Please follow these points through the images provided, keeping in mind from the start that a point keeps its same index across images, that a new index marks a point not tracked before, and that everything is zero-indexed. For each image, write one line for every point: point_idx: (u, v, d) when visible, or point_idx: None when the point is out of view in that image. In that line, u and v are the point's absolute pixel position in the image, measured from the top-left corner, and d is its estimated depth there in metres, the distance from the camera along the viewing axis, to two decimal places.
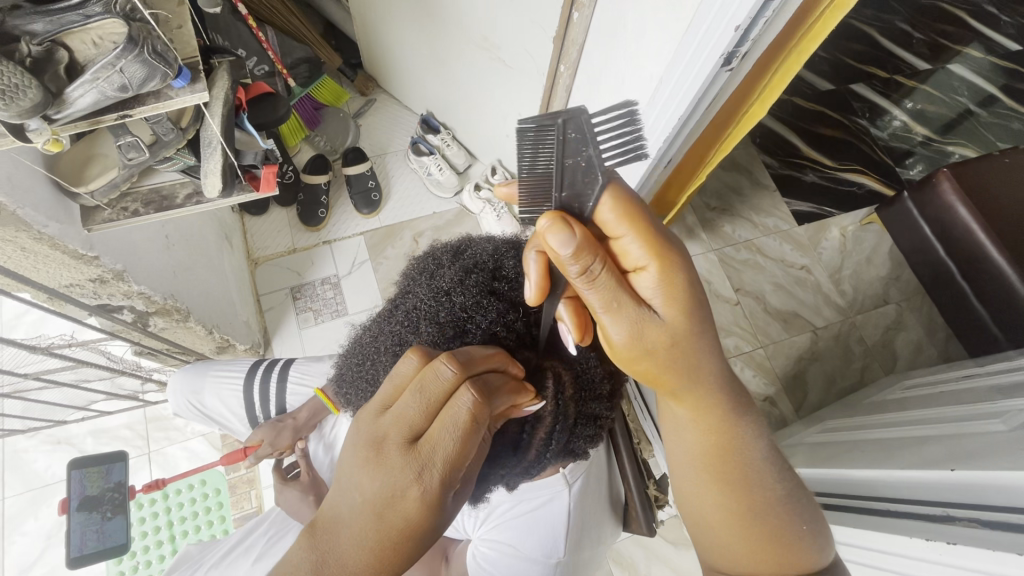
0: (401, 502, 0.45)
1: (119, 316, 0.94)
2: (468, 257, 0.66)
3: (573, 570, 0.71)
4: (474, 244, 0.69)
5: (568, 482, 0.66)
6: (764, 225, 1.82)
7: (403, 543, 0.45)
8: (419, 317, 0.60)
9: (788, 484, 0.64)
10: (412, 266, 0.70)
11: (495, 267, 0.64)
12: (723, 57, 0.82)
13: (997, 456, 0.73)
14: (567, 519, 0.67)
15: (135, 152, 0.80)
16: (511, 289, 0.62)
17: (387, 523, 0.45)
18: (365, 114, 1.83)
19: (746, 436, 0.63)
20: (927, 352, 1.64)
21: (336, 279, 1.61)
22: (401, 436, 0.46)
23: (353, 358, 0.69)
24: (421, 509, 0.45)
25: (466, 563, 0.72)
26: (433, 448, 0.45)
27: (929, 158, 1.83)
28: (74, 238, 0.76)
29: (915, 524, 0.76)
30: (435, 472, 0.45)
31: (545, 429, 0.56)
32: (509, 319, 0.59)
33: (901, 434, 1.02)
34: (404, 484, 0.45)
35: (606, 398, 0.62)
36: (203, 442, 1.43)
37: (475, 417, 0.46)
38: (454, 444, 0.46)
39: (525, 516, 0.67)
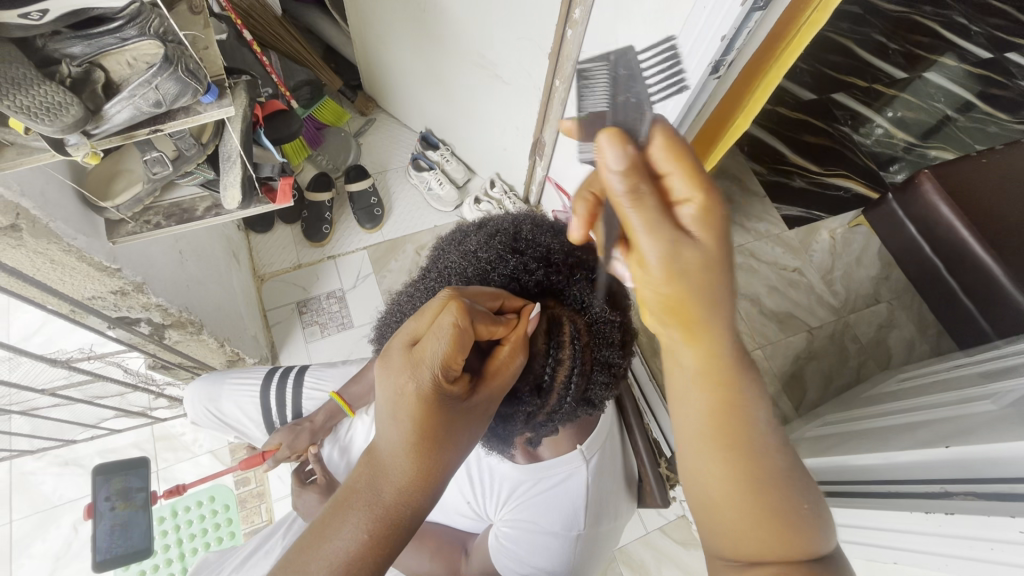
0: (413, 401, 0.49)
1: (138, 329, 0.96)
2: (491, 226, 0.69)
3: (593, 545, 0.73)
4: (495, 219, 0.72)
5: (585, 459, 0.69)
6: (756, 228, 1.87)
7: (419, 435, 0.49)
8: (450, 274, 0.64)
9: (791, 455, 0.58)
10: (441, 241, 0.73)
11: (515, 231, 0.66)
12: (711, 65, 0.87)
13: (987, 433, 0.77)
14: (586, 494, 0.69)
15: (160, 167, 0.84)
16: (533, 247, 0.63)
17: (407, 426, 0.49)
18: (366, 132, 1.89)
19: (759, 400, 0.58)
20: (920, 348, 1.68)
21: (341, 293, 1.64)
22: (404, 343, 0.51)
23: (391, 320, 0.71)
24: (427, 407, 0.49)
25: (489, 546, 0.74)
26: (426, 350, 0.49)
27: (913, 161, 1.90)
28: (100, 251, 0.79)
29: (915, 501, 0.79)
30: (427, 373, 0.49)
31: (564, 372, 0.57)
32: (530, 271, 0.60)
33: (897, 422, 1.06)
34: (406, 381, 0.49)
35: (619, 346, 0.63)
36: (212, 458, 1.44)
37: (459, 324, 0.48)
38: (442, 344, 0.48)
39: (542, 495, 0.69)
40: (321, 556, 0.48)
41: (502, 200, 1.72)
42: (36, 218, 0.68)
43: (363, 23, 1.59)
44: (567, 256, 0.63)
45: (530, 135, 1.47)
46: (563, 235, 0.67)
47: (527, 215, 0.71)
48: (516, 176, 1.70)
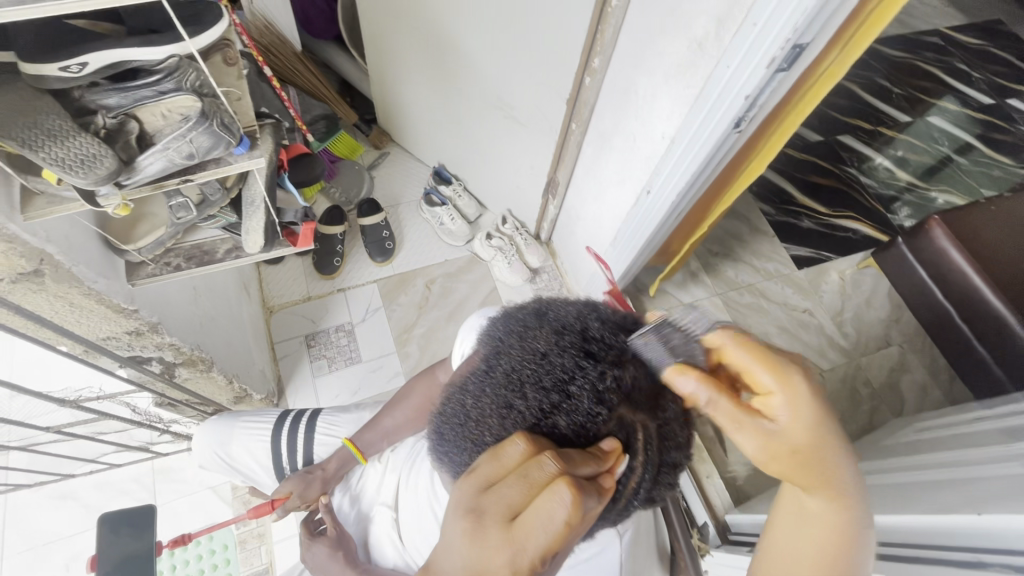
0: None
1: (148, 367, 0.95)
2: (552, 316, 0.60)
3: None
4: (552, 306, 0.63)
5: (619, 536, 0.65)
6: (766, 268, 1.87)
7: None
8: (522, 381, 0.54)
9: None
10: (492, 328, 0.64)
11: (583, 327, 0.58)
12: (734, 121, 0.88)
13: (1018, 499, 0.75)
14: (616, 570, 0.67)
15: (185, 212, 0.84)
16: (605, 349, 0.55)
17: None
18: (379, 166, 1.91)
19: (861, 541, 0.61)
20: (933, 393, 1.66)
21: (350, 326, 1.63)
22: (500, 513, 0.46)
23: (449, 420, 0.59)
24: None
25: None
26: (528, 537, 0.44)
27: (918, 203, 1.92)
28: (119, 293, 0.78)
29: (949, 571, 0.75)
30: (526, 559, 0.44)
31: (636, 480, 0.53)
32: (615, 383, 0.53)
33: (918, 478, 1.04)
34: (500, 561, 0.44)
35: (686, 446, 0.58)
36: (212, 494, 1.40)
37: (572, 520, 0.44)
38: (550, 536, 0.44)
39: (571, 569, 0.67)
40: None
41: (514, 237, 1.73)
42: (59, 263, 0.68)
43: (382, 63, 1.63)
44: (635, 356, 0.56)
45: (544, 175, 1.49)
46: (629, 330, 0.60)
47: (583, 306, 0.62)
48: (528, 212, 1.71)
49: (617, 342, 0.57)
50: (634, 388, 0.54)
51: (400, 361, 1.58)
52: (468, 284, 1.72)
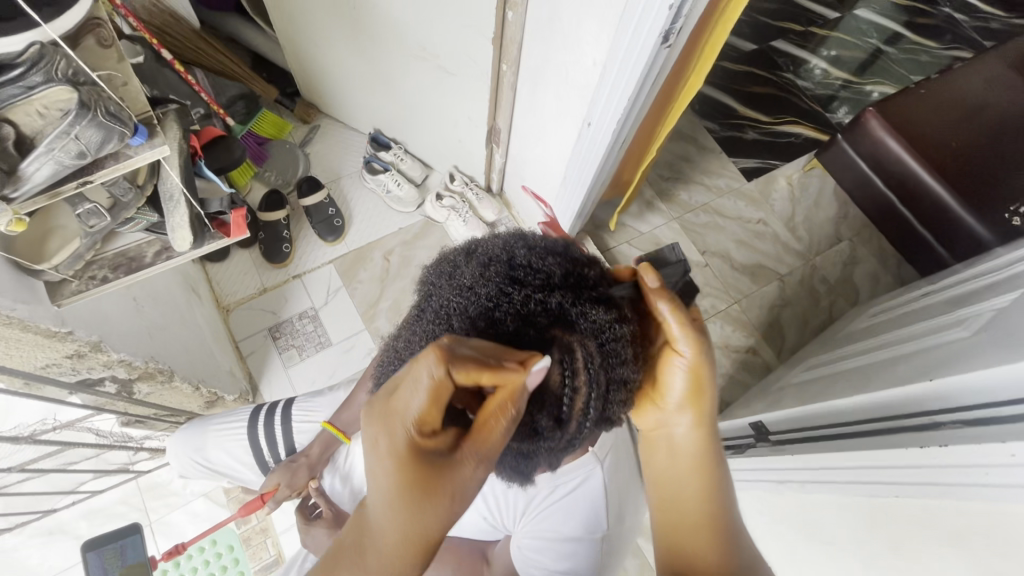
0: (393, 450, 0.50)
1: (102, 388, 0.91)
2: (480, 252, 0.61)
3: (617, 541, 0.74)
4: (481, 244, 0.64)
5: (598, 459, 0.69)
6: (717, 185, 1.89)
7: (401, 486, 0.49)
8: (449, 315, 0.57)
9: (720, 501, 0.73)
10: (428, 270, 0.66)
11: (509, 257, 0.58)
12: (661, 36, 0.85)
13: (965, 361, 0.81)
14: (603, 493, 0.70)
15: (96, 219, 0.77)
16: (533, 275, 0.56)
17: (390, 482, 0.50)
18: (312, 141, 1.80)
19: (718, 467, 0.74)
20: (884, 279, 1.75)
21: (313, 311, 1.59)
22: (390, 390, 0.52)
23: (398, 360, 0.64)
24: (405, 458, 0.49)
25: (511, 557, 0.73)
26: (403, 404, 0.50)
27: (853, 99, 1.98)
28: (45, 317, 0.73)
29: (912, 436, 0.81)
30: (402, 425, 0.50)
31: (581, 400, 0.54)
32: (540, 305, 0.54)
33: (876, 358, 1.11)
34: (388, 432, 0.51)
35: (632, 362, 0.58)
36: (206, 501, 1.39)
37: (432, 381, 0.48)
38: (415, 398, 0.49)
39: (563, 501, 0.69)
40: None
41: (464, 192, 1.67)
42: None
43: (293, 27, 1.51)
44: (567, 278, 0.57)
45: (484, 124, 1.43)
46: (559, 254, 0.60)
47: (511, 237, 0.63)
48: (475, 166, 1.66)
49: (544, 267, 0.57)
50: (565, 306, 0.55)
51: (371, 337, 1.56)
52: (427, 249, 1.69)
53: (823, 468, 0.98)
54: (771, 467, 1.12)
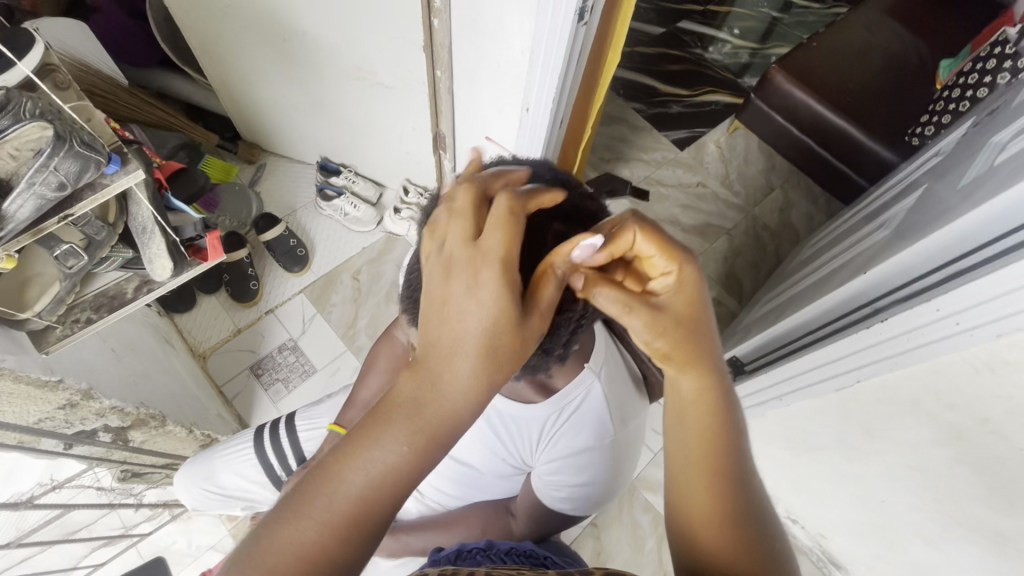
0: (478, 295, 0.47)
1: (98, 439, 0.90)
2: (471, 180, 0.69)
3: (624, 447, 0.79)
4: (478, 173, 0.74)
5: (595, 372, 0.72)
6: (654, 158, 2.02)
7: (482, 335, 0.47)
8: None
9: (742, 475, 0.58)
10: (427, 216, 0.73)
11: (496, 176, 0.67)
12: (577, 13, 0.94)
13: (890, 252, 0.93)
14: (605, 404, 0.74)
15: (75, 258, 0.78)
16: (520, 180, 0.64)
17: (471, 331, 0.47)
18: (260, 180, 1.82)
19: (736, 434, 0.59)
20: (817, 217, 1.92)
21: (292, 342, 1.59)
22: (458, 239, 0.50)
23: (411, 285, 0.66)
24: (493, 300, 0.47)
25: (534, 486, 0.79)
26: (484, 241, 0.48)
27: (760, 64, 2.17)
28: (34, 366, 0.74)
29: (860, 327, 0.91)
30: (485, 265, 0.48)
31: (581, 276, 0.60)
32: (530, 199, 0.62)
33: (821, 276, 1.22)
34: (463, 277, 0.48)
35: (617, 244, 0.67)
36: (214, 552, 1.35)
37: (512, 212, 0.49)
38: (499, 236, 0.48)
39: (571, 420, 0.72)
40: (345, 482, 0.47)
41: (421, 202, 1.70)
42: None
43: (226, 71, 1.55)
44: (555, 180, 0.66)
45: (428, 132, 1.49)
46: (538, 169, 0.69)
47: (498, 163, 0.74)
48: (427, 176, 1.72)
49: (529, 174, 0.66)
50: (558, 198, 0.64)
51: (354, 357, 1.57)
52: (394, 263, 1.73)
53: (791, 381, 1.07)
54: (752, 393, 1.21)
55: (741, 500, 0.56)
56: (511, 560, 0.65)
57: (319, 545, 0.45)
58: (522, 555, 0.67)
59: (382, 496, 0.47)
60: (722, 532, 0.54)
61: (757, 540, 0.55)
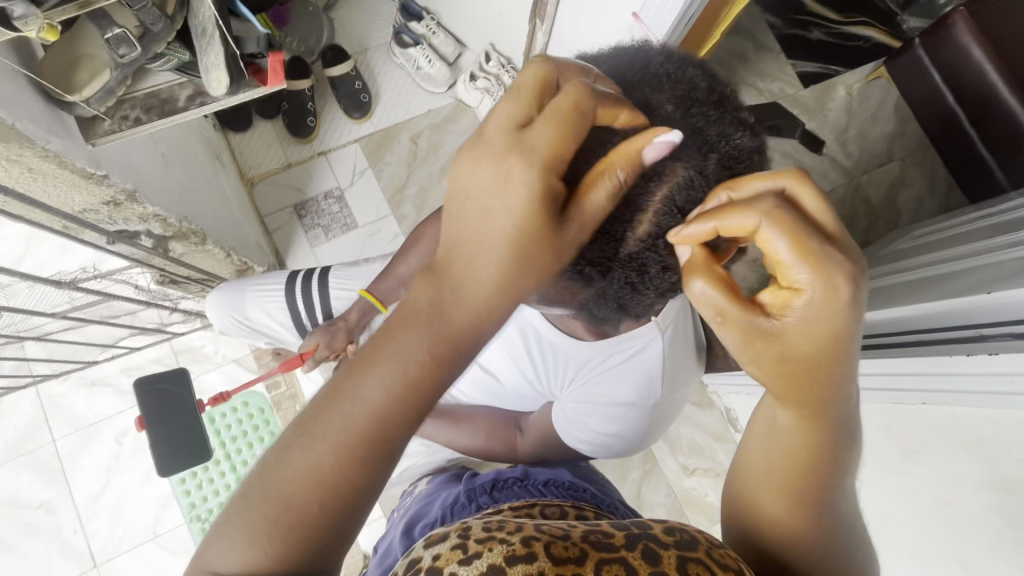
0: (520, 199, 0.44)
1: (139, 242, 0.90)
2: (608, 63, 0.58)
3: (662, 409, 0.78)
4: (603, 56, 0.60)
5: (661, 330, 0.67)
6: (770, 89, 1.74)
7: (512, 241, 0.45)
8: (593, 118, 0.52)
9: (831, 495, 0.55)
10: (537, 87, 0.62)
11: (645, 68, 0.56)
12: None
13: (1022, 276, 0.79)
14: (659, 364, 0.71)
15: (126, 47, 0.72)
16: (675, 86, 0.54)
17: (505, 237, 0.45)
18: (335, 5, 1.63)
19: (839, 456, 0.54)
20: (929, 204, 1.68)
21: (339, 191, 1.54)
22: (505, 125, 0.45)
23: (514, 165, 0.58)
24: (533, 206, 0.44)
25: (555, 415, 0.81)
26: (536, 134, 0.44)
27: (936, 1, 1.77)
28: (80, 154, 0.72)
29: (946, 347, 0.81)
30: (533, 161, 0.43)
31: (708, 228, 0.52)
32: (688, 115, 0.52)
33: (918, 276, 1.08)
34: (506, 175, 0.44)
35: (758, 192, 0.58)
36: (236, 366, 1.44)
37: (579, 104, 0.44)
38: (553, 131, 0.43)
39: (615, 369, 0.70)
40: (357, 386, 0.47)
41: (501, 74, 1.54)
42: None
43: None
44: (709, 94, 0.55)
45: None
46: (693, 68, 0.57)
47: (635, 47, 0.60)
48: (513, 46, 1.52)
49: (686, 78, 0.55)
50: (705, 125, 0.53)
51: (397, 223, 1.53)
52: (456, 135, 1.60)
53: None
54: None
55: (824, 512, 0.55)
56: (548, 493, 0.69)
57: (334, 444, 0.47)
58: (560, 488, 0.71)
59: (396, 412, 0.47)
60: (791, 536, 0.56)
61: (827, 548, 0.56)
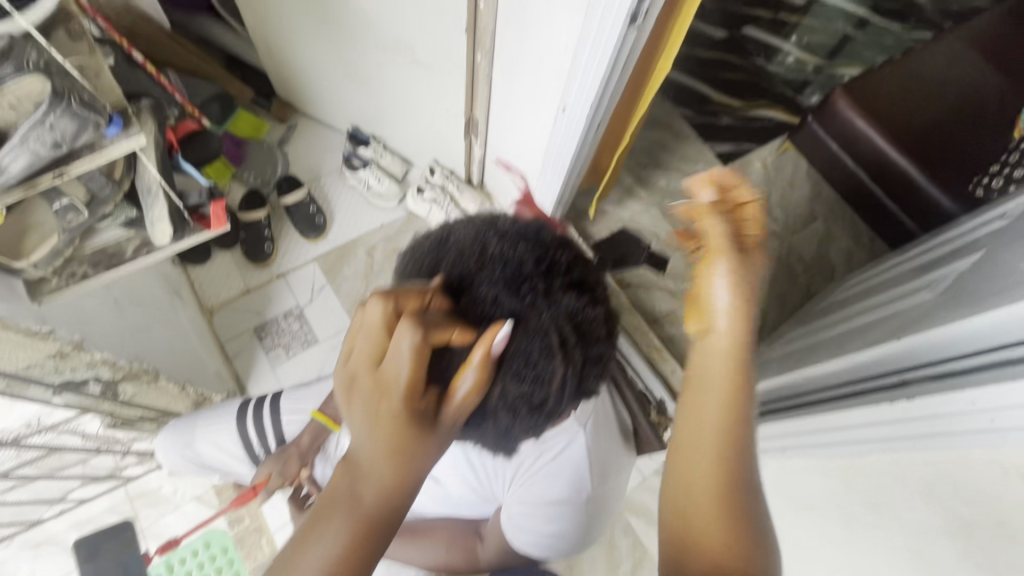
0: (390, 421, 0.50)
1: (87, 390, 0.90)
2: (457, 238, 0.64)
3: (601, 503, 0.81)
4: (457, 229, 0.66)
5: (580, 423, 0.75)
6: (693, 170, 1.92)
7: (397, 448, 0.50)
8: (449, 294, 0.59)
9: (754, 502, 0.56)
10: (410, 255, 0.68)
11: (480, 247, 0.61)
12: (630, 15, 0.87)
13: (933, 319, 0.85)
14: (587, 455, 0.76)
15: (74, 214, 0.80)
16: (508, 266, 0.59)
17: (385, 451, 0.50)
18: (289, 140, 1.79)
19: (750, 469, 0.58)
20: (858, 255, 1.81)
21: (298, 310, 1.58)
22: (365, 363, 0.52)
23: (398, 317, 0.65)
24: (404, 425, 0.50)
25: (503, 526, 0.81)
26: (391, 371, 0.50)
27: (826, 82, 2.03)
28: (25, 315, 0.75)
29: (880, 395, 0.84)
30: (395, 395, 0.50)
31: (557, 382, 0.58)
32: (520, 293, 0.58)
33: (852, 327, 1.14)
34: (375, 403, 0.50)
35: (603, 338, 0.63)
36: (197, 504, 1.37)
37: (418, 345, 0.49)
38: (408, 367, 0.49)
39: (548, 465, 0.76)
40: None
41: (446, 185, 1.68)
42: None
43: (265, 26, 1.51)
44: (538, 266, 0.60)
45: (461, 116, 1.44)
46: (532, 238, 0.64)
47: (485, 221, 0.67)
48: (455, 159, 1.67)
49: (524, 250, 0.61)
50: (537, 298, 0.58)
51: None
52: (410, 244, 1.69)
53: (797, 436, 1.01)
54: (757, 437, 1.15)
55: (752, 520, 0.55)
56: None
57: None
58: None
59: None
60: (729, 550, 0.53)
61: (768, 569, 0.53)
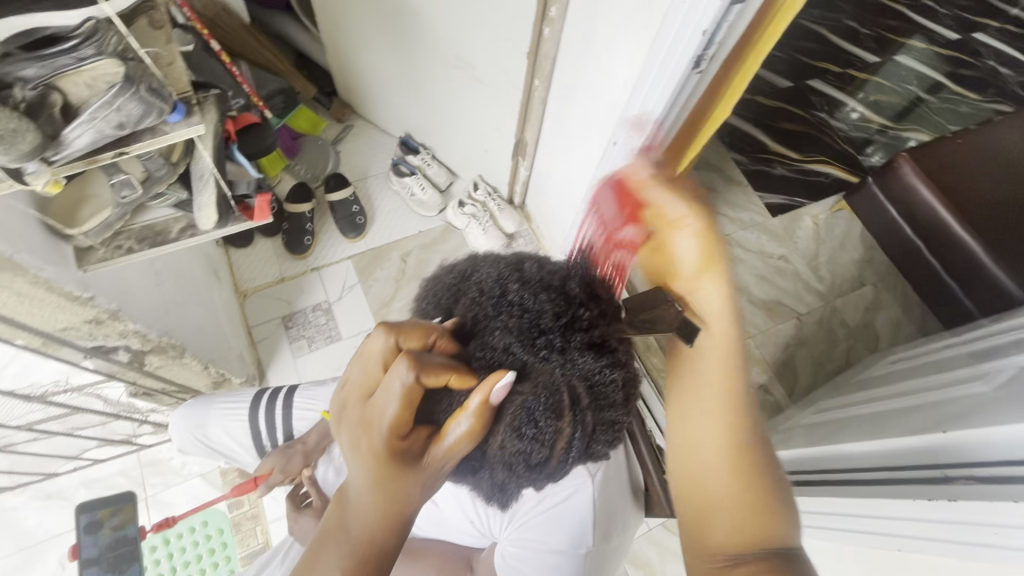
0: (372, 455, 0.52)
1: (115, 357, 0.93)
2: (485, 271, 0.60)
3: (599, 561, 0.77)
4: (487, 262, 0.62)
5: (591, 474, 0.71)
6: (740, 218, 1.87)
7: (379, 479, 0.52)
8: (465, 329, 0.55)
9: (760, 456, 0.61)
10: (438, 279, 0.66)
11: (501, 288, 0.56)
12: (694, 60, 0.85)
13: (983, 415, 0.78)
14: (593, 508, 0.72)
15: (129, 190, 0.84)
16: (527, 310, 0.53)
17: (370, 482, 0.53)
18: (342, 140, 1.84)
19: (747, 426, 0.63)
20: (905, 328, 1.72)
21: (327, 304, 1.61)
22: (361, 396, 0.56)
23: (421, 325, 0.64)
24: (384, 460, 0.52)
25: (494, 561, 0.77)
26: (380, 408, 0.52)
27: (891, 144, 1.95)
28: (70, 279, 0.77)
29: (915, 487, 0.78)
30: (377, 432, 0.52)
31: (563, 441, 0.52)
32: (535, 344, 0.51)
33: (891, 407, 1.07)
34: (361, 436, 0.53)
35: (621, 404, 0.55)
36: (202, 482, 1.39)
37: (405, 388, 0.51)
38: (392, 408, 0.51)
39: (550, 512, 0.73)
40: None
41: (487, 202, 1.69)
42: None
43: (336, 30, 1.57)
44: (558, 318, 0.53)
45: (511, 136, 1.45)
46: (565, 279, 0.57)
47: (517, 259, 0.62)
48: (499, 177, 1.67)
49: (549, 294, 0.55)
50: (554, 352, 0.51)
51: None
52: (443, 255, 1.70)
53: (818, 515, 0.95)
54: None
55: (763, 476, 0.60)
56: None
57: None
58: None
59: None
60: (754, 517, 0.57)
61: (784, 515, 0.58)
